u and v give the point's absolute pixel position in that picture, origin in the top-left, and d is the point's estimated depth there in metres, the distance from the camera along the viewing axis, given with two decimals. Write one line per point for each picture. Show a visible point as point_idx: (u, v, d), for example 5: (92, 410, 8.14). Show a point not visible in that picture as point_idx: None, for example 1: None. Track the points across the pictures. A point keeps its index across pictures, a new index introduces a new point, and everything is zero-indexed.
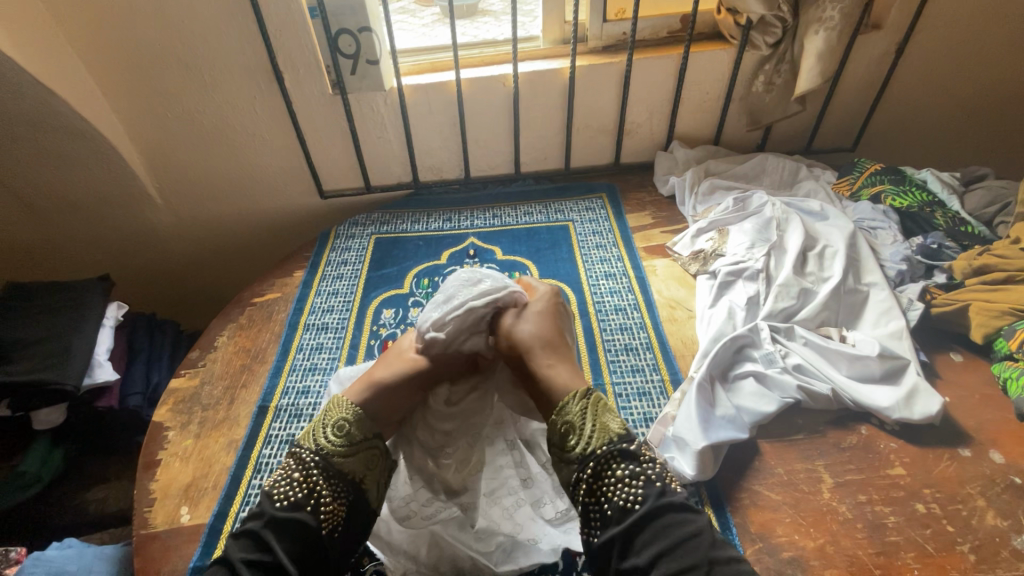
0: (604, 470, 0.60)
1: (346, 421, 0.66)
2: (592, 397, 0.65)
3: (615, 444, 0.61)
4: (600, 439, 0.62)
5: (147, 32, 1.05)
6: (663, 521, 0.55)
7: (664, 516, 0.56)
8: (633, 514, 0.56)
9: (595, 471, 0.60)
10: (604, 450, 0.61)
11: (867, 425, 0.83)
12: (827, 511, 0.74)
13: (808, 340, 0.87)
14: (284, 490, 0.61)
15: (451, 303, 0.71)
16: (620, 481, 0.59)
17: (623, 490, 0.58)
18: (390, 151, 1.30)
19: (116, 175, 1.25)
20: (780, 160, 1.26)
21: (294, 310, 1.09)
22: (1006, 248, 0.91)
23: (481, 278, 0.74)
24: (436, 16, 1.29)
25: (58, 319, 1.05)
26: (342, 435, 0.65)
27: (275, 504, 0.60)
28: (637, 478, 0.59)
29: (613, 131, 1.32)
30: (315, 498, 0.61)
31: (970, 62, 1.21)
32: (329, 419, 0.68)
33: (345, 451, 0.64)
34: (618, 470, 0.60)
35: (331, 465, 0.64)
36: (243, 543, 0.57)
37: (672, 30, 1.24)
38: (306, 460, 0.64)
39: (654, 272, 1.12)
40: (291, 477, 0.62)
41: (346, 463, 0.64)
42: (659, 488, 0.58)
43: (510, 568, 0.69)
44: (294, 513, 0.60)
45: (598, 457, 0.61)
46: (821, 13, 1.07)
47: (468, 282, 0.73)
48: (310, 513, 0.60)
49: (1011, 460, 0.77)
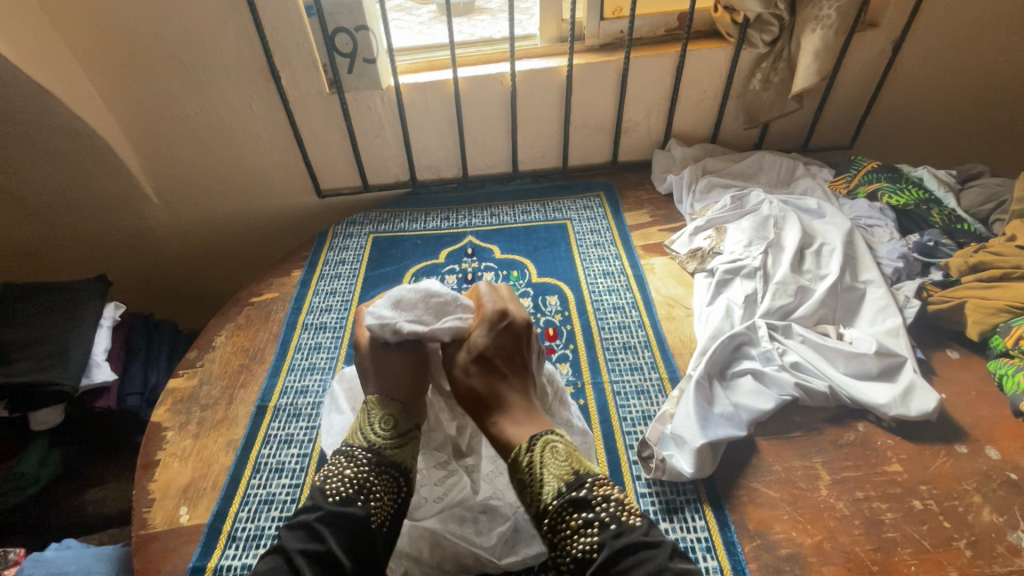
0: (561, 522, 0.58)
1: (391, 415, 0.69)
2: (538, 444, 0.63)
3: (564, 492, 0.59)
4: (551, 490, 0.60)
5: (142, 31, 1.05)
6: (623, 569, 0.53)
7: (623, 562, 0.53)
8: (593, 564, 0.54)
9: (551, 527, 0.59)
10: (556, 501, 0.59)
11: (864, 423, 0.83)
12: (825, 508, 0.74)
13: (806, 337, 0.87)
14: (335, 487, 0.62)
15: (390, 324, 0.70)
16: (575, 533, 0.57)
17: (579, 540, 0.56)
18: (388, 150, 1.29)
19: (112, 175, 1.24)
20: (777, 158, 1.26)
21: (292, 310, 1.09)
22: (1002, 246, 0.92)
23: (412, 301, 0.71)
24: (433, 14, 1.28)
25: (55, 320, 1.05)
26: (389, 428, 0.68)
27: (328, 499, 0.61)
28: (592, 526, 0.57)
29: (611, 129, 1.32)
30: (366, 492, 0.62)
31: (965, 60, 1.21)
32: (373, 417, 0.70)
33: (394, 443, 0.67)
34: (573, 518, 0.58)
35: (383, 458, 0.66)
36: (298, 533, 0.57)
37: (669, 28, 1.23)
38: (358, 458, 0.65)
39: (652, 270, 1.12)
40: (344, 474, 0.63)
41: (396, 455, 0.67)
42: (615, 531, 0.56)
43: (514, 560, 0.70)
44: (346, 506, 0.60)
45: (549, 512, 0.59)
46: (818, 11, 1.07)
47: (397, 303, 0.71)
48: (362, 506, 0.60)
49: (1007, 456, 0.77)
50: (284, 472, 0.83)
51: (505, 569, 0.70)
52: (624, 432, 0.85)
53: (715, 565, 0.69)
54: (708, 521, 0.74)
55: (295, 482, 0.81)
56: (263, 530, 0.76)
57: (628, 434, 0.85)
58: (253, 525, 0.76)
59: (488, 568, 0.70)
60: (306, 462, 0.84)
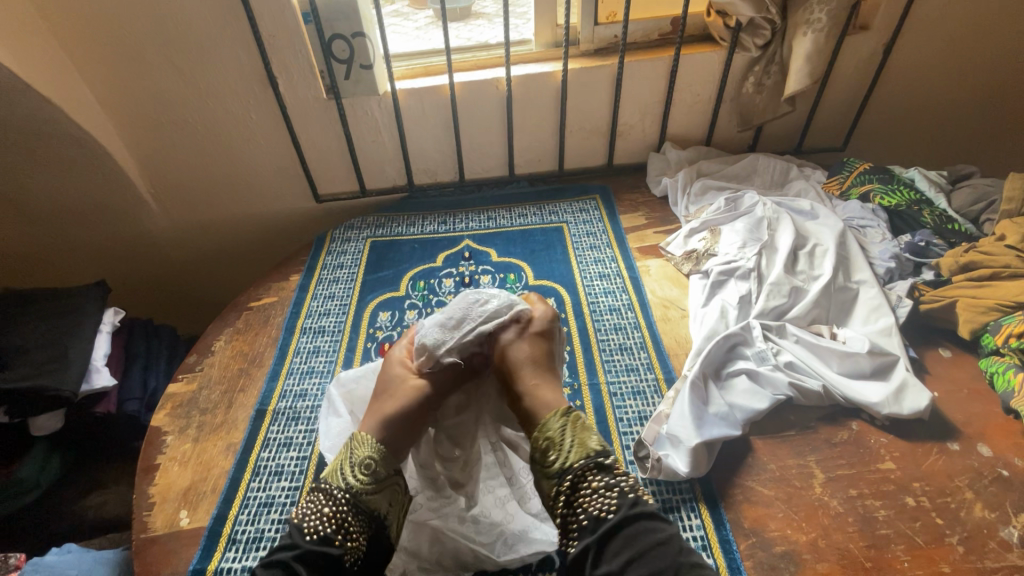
0: (581, 482, 0.64)
1: (372, 460, 0.68)
2: (571, 415, 0.70)
3: (592, 457, 0.66)
4: (580, 453, 0.66)
5: (140, 38, 1.06)
6: (635, 529, 0.59)
7: (636, 525, 0.59)
8: (608, 522, 0.60)
9: (571, 485, 0.64)
10: (582, 462, 0.65)
11: (858, 421, 0.84)
12: (819, 505, 0.75)
13: (800, 338, 0.88)
14: (313, 524, 0.63)
15: (461, 328, 0.75)
16: (596, 493, 0.63)
17: (598, 501, 0.62)
18: (385, 155, 1.30)
19: (111, 182, 1.25)
20: (770, 160, 1.27)
21: (291, 314, 1.10)
22: (991, 245, 0.93)
23: (485, 299, 0.78)
24: (429, 19, 1.30)
25: (55, 325, 1.05)
26: (369, 473, 0.67)
27: (305, 537, 0.62)
28: (612, 491, 0.63)
29: (606, 133, 1.33)
30: (342, 532, 0.63)
31: (956, 62, 1.23)
32: (355, 456, 0.68)
33: (372, 488, 0.67)
34: (595, 482, 0.64)
35: (360, 503, 0.66)
36: (274, 572, 0.58)
37: (662, 33, 1.25)
38: (335, 496, 0.66)
39: (648, 272, 1.13)
40: (322, 512, 0.64)
41: (373, 501, 0.67)
42: (632, 498, 0.62)
43: (513, 557, 0.70)
44: (323, 546, 0.61)
45: (574, 471, 0.65)
46: (808, 15, 1.08)
47: (473, 304, 0.77)
48: (339, 546, 0.62)
49: (999, 453, 0.78)
50: (283, 475, 0.83)
51: (502, 566, 0.71)
52: (621, 433, 0.85)
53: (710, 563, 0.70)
54: (703, 519, 0.75)
55: (294, 484, 0.82)
56: (263, 532, 0.77)
57: (624, 435, 0.85)
58: (252, 528, 0.77)
59: (488, 565, 0.71)
60: (305, 465, 0.84)
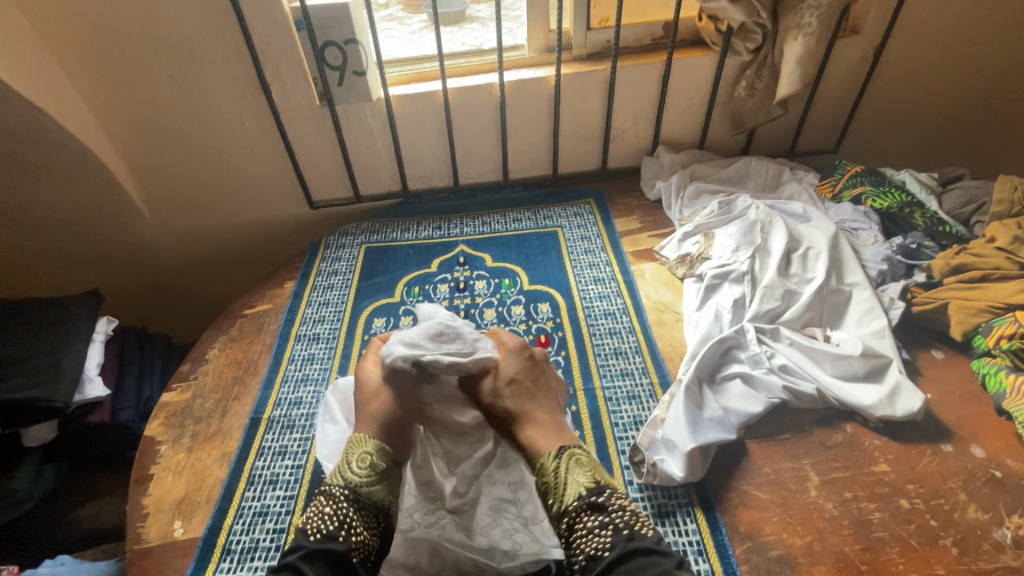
0: (577, 522, 0.63)
1: (369, 453, 0.70)
2: (564, 454, 0.69)
3: (586, 496, 0.65)
4: (573, 493, 0.66)
5: (132, 47, 1.05)
6: (631, 565, 0.57)
7: (632, 560, 0.58)
8: (603, 561, 0.59)
9: (568, 526, 0.64)
10: (576, 502, 0.65)
11: (852, 423, 0.85)
12: (814, 508, 0.75)
13: (794, 341, 0.89)
14: (317, 525, 0.63)
15: (417, 349, 0.73)
16: (590, 532, 0.62)
17: (593, 539, 0.61)
18: (378, 160, 1.30)
19: (104, 190, 1.25)
20: (763, 163, 1.28)
21: (285, 321, 1.09)
22: (981, 247, 0.94)
23: (452, 335, 0.75)
24: (423, 24, 1.29)
25: (48, 334, 1.05)
26: (366, 466, 0.69)
27: (310, 537, 0.62)
28: (606, 527, 0.62)
29: (599, 137, 1.33)
30: (346, 528, 0.63)
31: (946, 64, 1.23)
32: (352, 455, 0.70)
33: (372, 480, 0.68)
34: (589, 520, 0.63)
35: (361, 496, 0.67)
36: None
37: (654, 37, 1.25)
38: (336, 496, 0.66)
39: (642, 276, 1.14)
40: (324, 512, 0.64)
41: (375, 493, 0.68)
42: (627, 534, 0.61)
43: (512, 565, 0.71)
44: (327, 543, 0.62)
45: (569, 512, 0.65)
46: (799, 19, 1.09)
47: (436, 335, 0.74)
48: (343, 543, 0.62)
49: (992, 454, 0.79)
50: (278, 484, 0.83)
51: (503, 573, 0.71)
52: (616, 438, 0.86)
53: (706, 568, 0.70)
54: (699, 524, 0.75)
55: (289, 493, 0.82)
56: (258, 542, 0.76)
57: (619, 440, 0.85)
58: (247, 537, 0.77)
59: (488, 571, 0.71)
60: (300, 474, 0.84)
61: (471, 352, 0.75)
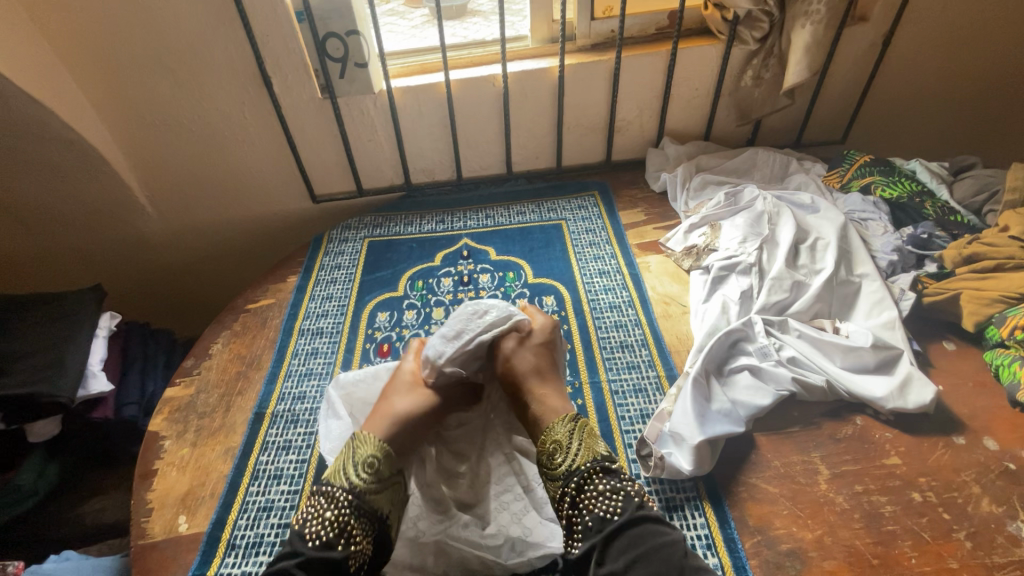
0: (587, 483, 0.65)
1: (375, 458, 0.69)
2: (580, 421, 0.71)
3: (598, 460, 0.67)
4: (586, 456, 0.67)
5: (131, 40, 1.04)
6: (639, 531, 0.59)
7: (641, 527, 0.59)
8: (613, 523, 0.60)
9: (577, 487, 0.65)
10: (589, 464, 0.66)
11: (862, 416, 0.83)
12: (825, 502, 0.74)
13: (802, 332, 0.87)
14: (316, 530, 0.62)
15: (461, 337, 0.77)
16: (601, 495, 0.63)
17: (603, 502, 0.63)
18: (381, 154, 1.29)
19: (105, 185, 1.25)
20: (770, 153, 1.26)
21: (289, 315, 1.09)
22: (994, 237, 0.92)
23: (485, 309, 0.79)
24: (426, 17, 1.28)
25: (50, 330, 1.04)
26: (371, 471, 0.68)
27: (308, 543, 0.61)
28: (617, 493, 0.63)
29: (604, 128, 1.32)
30: (346, 536, 0.62)
31: (956, 51, 1.21)
32: (357, 456, 0.69)
33: (375, 487, 0.67)
34: (600, 483, 0.64)
35: (363, 503, 0.65)
36: None
37: (659, 27, 1.23)
38: (338, 499, 0.65)
39: (648, 268, 1.12)
40: (324, 517, 0.63)
41: (376, 500, 0.66)
42: (637, 502, 0.62)
43: (520, 561, 0.70)
44: (326, 552, 0.60)
45: (580, 473, 0.66)
46: (807, 6, 1.07)
47: (471, 317, 0.78)
48: (342, 551, 0.61)
49: (1005, 446, 0.77)
50: (282, 478, 0.82)
51: (511, 570, 0.70)
52: (623, 431, 0.85)
53: (716, 562, 0.69)
54: (708, 517, 0.74)
55: (293, 488, 0.81)
56: (263, 536, 0.76)
57: (626, 433, 0.85)
58: (252, 532, 0.76)
59: (495, 570, 0.70)
60: (305, 469, 0.83)
61: (506, 316, 0.79)
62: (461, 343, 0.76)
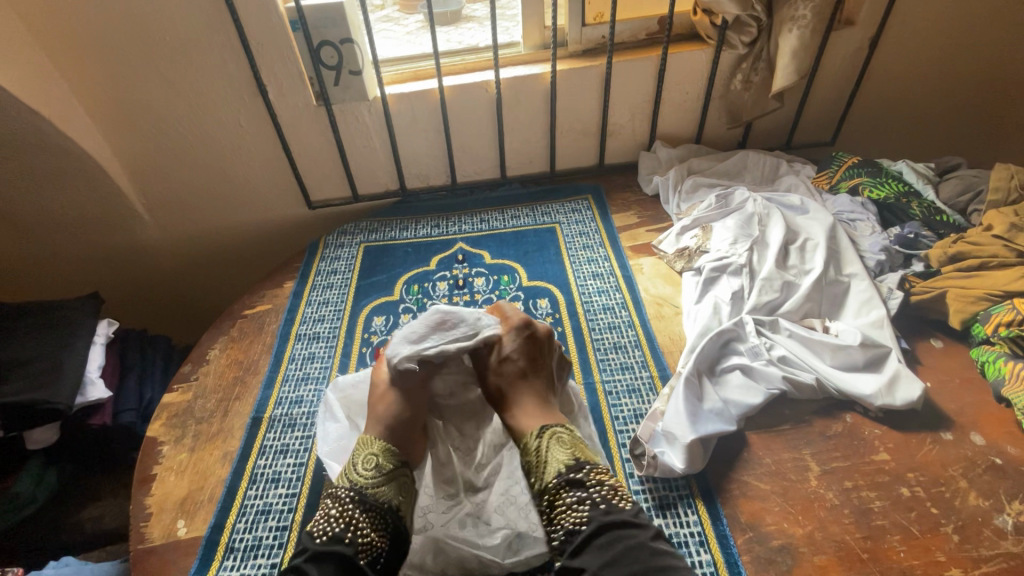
0: (557, 497, 0.64)
1: (374, 454, 0.70)
2: (546, 433, 0.71)
3: (564, 472, 0.66)
4: (553, 469, 0.66)
5: (127, 49, 1.05)
6: (608, 539, 0.59)
7: (608, 534, 0.59)
8: (581, 534, 0.60)
9: (548, 502, 0.65)
10: (556, 479, 0.65)
11: (852, 413, 0.85)
12: (815, 498, 0.75)
13: (792, 332, 0.89)
14: (322, 527, 0.63)
15: (423, 342, 0.75)
16: (569, 507, 0.63)
17: (572, 514, 0.62)
18: (376, 160, 1.31)
19: (102, 193, 1.25)
20: (760, 156, 1.27)
21: (286, 321, 1.10)
22: (979, 236, 0.94)
23: (454, 321, 0.78)
24: (420, 24, 1.31)
25: (49, 338, 1.05)
26: (372, 467, 0.68)
27: (315, 540, 0.61)
28: (584, 503, 0.63)
29: (596, 132, 1.33)
30: (352, 529, 0.62)
31: (941, 54, 1.24)
32: (358, 457, 0.70)
33: (377, 481, 0.67)
34: (568, 496, 0.64)
35: (366, 497, 0.65)
36: None
37: (650, 32, 1.25)
38: (342, 498, 0.66)
39: (641, 270, 1.14)
40: (329, 514, 0.64)
41: (381, 494, 0.66)
42: (604, 508, 0.62)
43: (516, 561, 0.71)
44: (333, 544, 0.60)
45: (549, 488, 0.65)
46: (793, 11, 1.09)
47: (439, 324, 0.77)
48: (350, 544, 0.61)
49: (992, 441, 0.79)
50: (281, 482, 0.83)
51: (508, 570, 0.71)
52: (617, 431, 0.86)
53: (708, 558, 0.70)
54: (700, 515, 0.75)
55: (291, 491, 0.82)
56: (261, 540, 0.77)
57: (620, 433, 0.86)
58: (250, 536, 0.77)
59: (493, 569, 0.71)
60: (302, 472, 0.84)
61: (474, 332, 0.78)
62: (423, 347, 0.75)
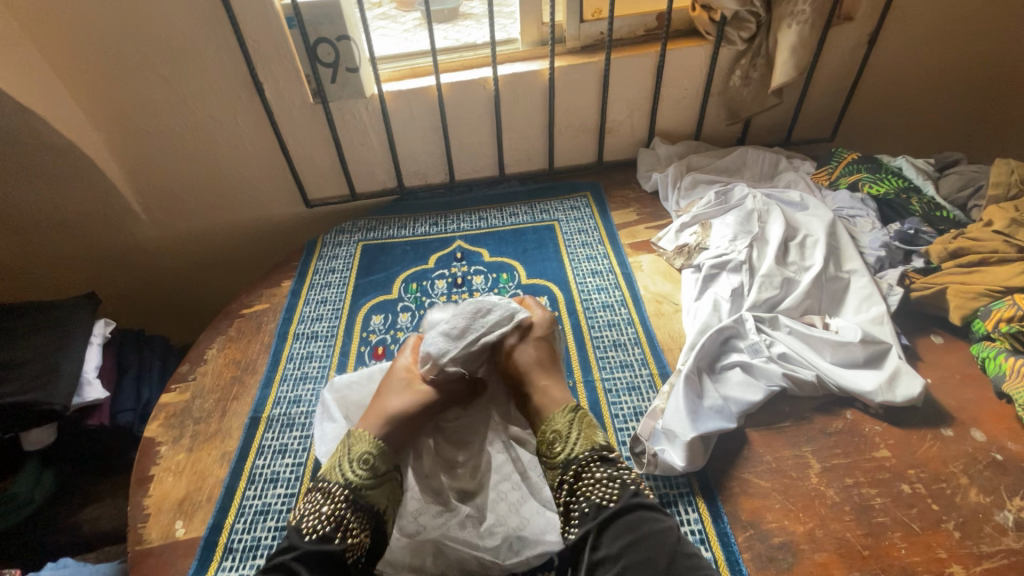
0: (586, 471, 0.67)
1: (370, 455, 0.71)
2: (579, 414, 0.74)
3: (596, 449, 0.68)
4: (585, 445, 0.69)
5: (121, 46, 1.05)
6: (635, 517, 0.61)
7: (636, 513, 0.61)
8: (608, 509, 0.62)
9: (575, 474, 0.67)
10: (587, 453, 0.68)
11: (852, 410, 0.84)
12: (816, 495, 0.75)
13: (793, 329, 0.88)
14: (312, 524, 0.64)
15: (466, 336, 0.78)
16: (598, 482, 0.65)
17: (601, 489, 0.64)
18: (374, 158, 1.30)
19: (98, 192, 1.25)
20: (759, 152, 1.27)
21: (284, 320, 1.09)
22: (979, 231, 0.94)
23: (486, 309, 0.81)
24: (417, 21, 1.30)
25: (44, 339, 1.04)
26: (366, 468, 0.70)
27: (304, 537, 0.63)
28: (613, 481, 0.65)
29: (594, 129, 1.33)
30: (342, 529, 0.65)
31: (941, 50, 1.23)
32: (353, 453, 0.72)
33: (370, 483, 0.69)
34: (598, 471, 0.66)
35: (359, 498, 0.68)
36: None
37: (648, 28, 1.25)
38: (334, 495, 0.67)
39: (640, 268, 1.13)
40: (320, 511, 0.66)
41: (372, 496, 0.69)
42: (633, 490, 0.64)
43: (518, 561, 0.70)
44: (324, 544, 0.63)
45: (580, 461, 0.68)
46: (792, 7, 1.09)
47: (475, 315, 0.80)
48: (339, 543, 0.63)
49: (992, 437, 0.79)
50: (279, 482, 0.83)
51: (509, 570, 0.70)
52: (617, 429, 0.86)
53: (709, 556, 0.70)
54: (701, 512, 0.75)
55: (290, 491, 0.82)
56: (259, 540, 0.76)
57: (620, 431, 0.85)
58: (249, 536, 0.77)
59: (493, 570, 0.70)
60: (300, 472, 0.84)
61: (507, 316, 0.81)
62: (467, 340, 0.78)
